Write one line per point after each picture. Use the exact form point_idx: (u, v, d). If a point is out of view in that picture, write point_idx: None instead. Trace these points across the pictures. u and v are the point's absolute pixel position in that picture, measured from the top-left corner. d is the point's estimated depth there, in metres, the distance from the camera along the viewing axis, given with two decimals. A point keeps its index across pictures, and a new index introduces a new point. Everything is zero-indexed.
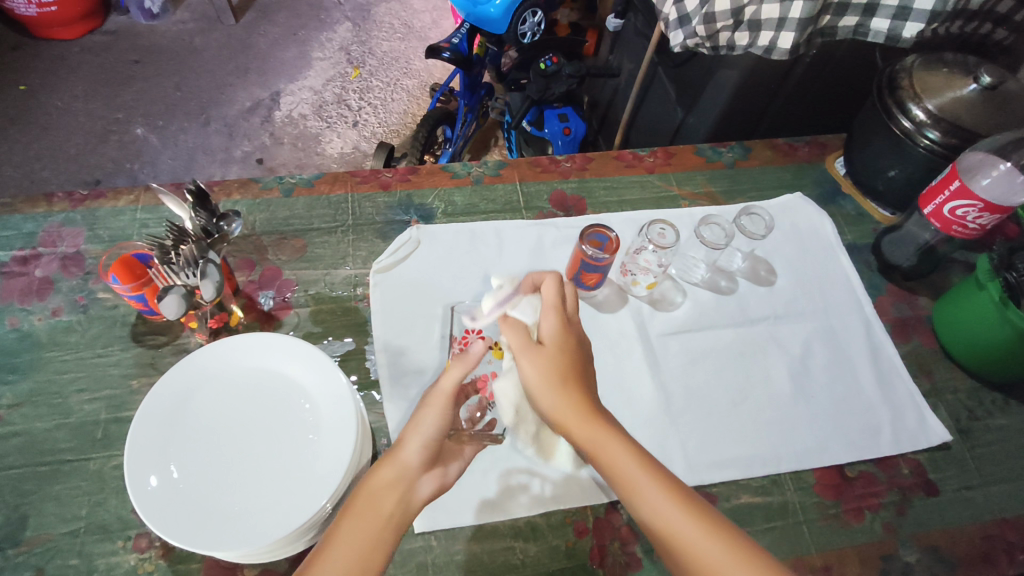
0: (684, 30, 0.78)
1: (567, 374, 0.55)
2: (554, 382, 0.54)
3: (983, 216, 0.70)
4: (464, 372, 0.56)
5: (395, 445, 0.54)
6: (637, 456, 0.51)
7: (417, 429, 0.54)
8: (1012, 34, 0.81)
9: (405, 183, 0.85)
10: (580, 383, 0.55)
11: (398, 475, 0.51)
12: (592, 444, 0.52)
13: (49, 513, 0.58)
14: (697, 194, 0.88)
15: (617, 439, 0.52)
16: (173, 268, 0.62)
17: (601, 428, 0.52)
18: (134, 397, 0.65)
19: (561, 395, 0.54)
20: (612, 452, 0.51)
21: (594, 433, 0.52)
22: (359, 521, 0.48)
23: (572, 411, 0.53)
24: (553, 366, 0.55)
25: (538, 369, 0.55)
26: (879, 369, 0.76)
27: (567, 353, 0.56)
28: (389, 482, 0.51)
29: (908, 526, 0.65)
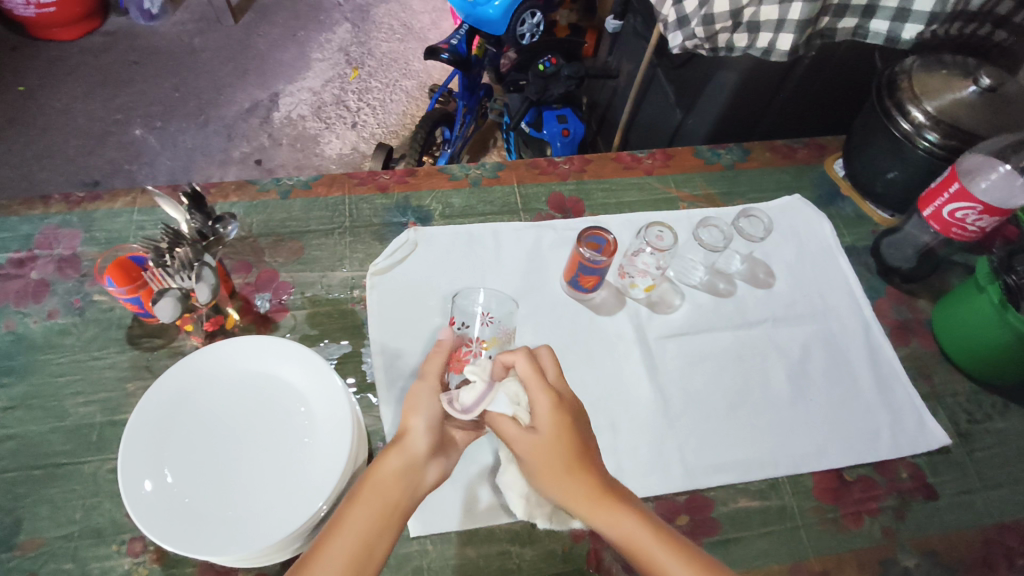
0: (683, 32, 0.78)
1: (573, 456, 0.52)
2: (561, 473, 0.51)
3: (982, 219, 0.69)
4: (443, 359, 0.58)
5: (399, 434, 0.53)
6: (647, 528, 0.49)
7: (420, 410, 0.54)
8: (1012, 36, 0.82)
9: (403, 185, 0.84)
10: (585, 462, 0.52)
11: (406, 462, 0.51)
12: (602, 524, 0.50)
13: (43, 516, 0.58)
14: (695, 196, 0.88)
15: (627, 515, 0.50)
16: (168, 271, 0.62)
17: (610, 506, 0.50)
18: (129, 400, 0.65)
19: (571, 483, 0.51)
20: (623, 527, 0.49)
21: (604, 511, 0.50)
22: (368, 511, 0.48)
23: (583, 495, 0.51)
24: (554, 455, 0.52)
25: (540, 462, 0.52)
26: (878, 372, 0.75)
27: (568, 436, 0.52)
28: (399, 472, 0.50)
29: (907, 530, 0.64)
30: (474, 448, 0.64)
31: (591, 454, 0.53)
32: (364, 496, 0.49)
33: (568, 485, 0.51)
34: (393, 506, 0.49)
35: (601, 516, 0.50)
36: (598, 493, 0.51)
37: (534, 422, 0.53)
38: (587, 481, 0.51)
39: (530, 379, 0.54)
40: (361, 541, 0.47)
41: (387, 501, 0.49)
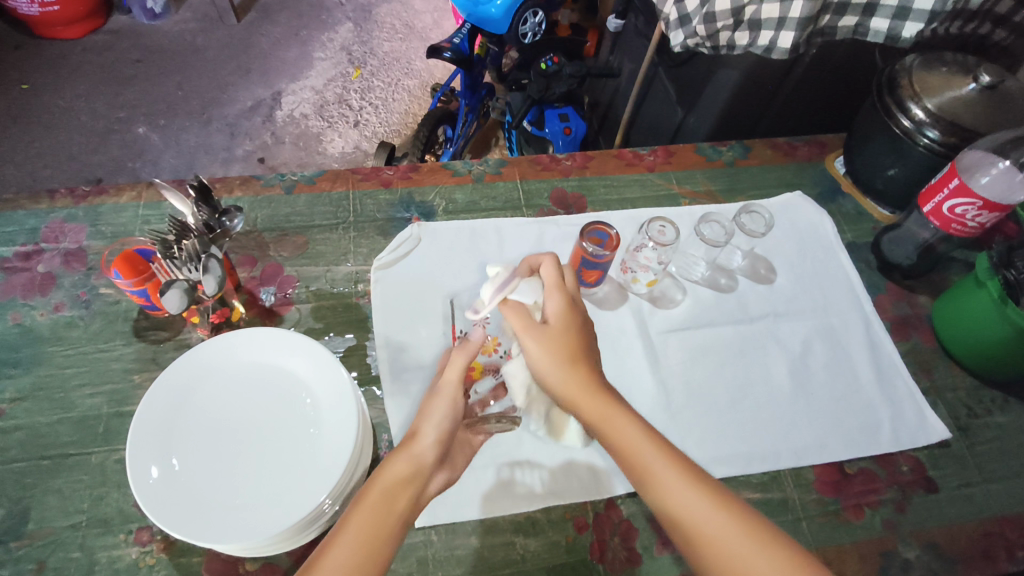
0: (685, 30, 0.79)
1: (577, 351, 0.56)
2: (565, 363, 0.55)
3: (982, 215, 0.70)
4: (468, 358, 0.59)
5: (410, 435, 0.55)
6: (643, 432, 0.52)
7: (431, 420, 0.55)
8: (1011, 35, 0.82)
9: (406, 181, 0.85)
10: (587, 363, 0.56)
11: (412, 469, 0.52)
12: (602, 422, 0.53)
13: (51, 506, 0.58)
14: (697, 192, 0.89)
15: (622, 414, 0.53)
16: (176, 263, 0.62)
17: (610, 405, 0.53)
18: (136, 392, 0.65)
19: (571, 374, 0.54)
20: (622, 434, 0.52)
21: (604, 411, 0.53)
22: (375, 508, 0.49)
23: (586, 391, 0.54)
24: (558, 344, 0.55)
25: (545, 353, 0.55)
26: (879, 366, 0.76)
27: (574, 335, 0.57)
28: (403, 476, 0.51)
29: (908, 523, 0.65)
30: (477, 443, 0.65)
31: (591, 355, 0.57)
32: (369, 497, 0.49)
33: (570, 381, 0.54)
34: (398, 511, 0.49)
35: (599, 415, 0.53)
36: (598, 392, 0.54)
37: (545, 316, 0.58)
38: (588, 379, 0.55)
39: (552, 283, 0.59)
40: (368, 537, 0.47)
41: (393, 501, 0.49)
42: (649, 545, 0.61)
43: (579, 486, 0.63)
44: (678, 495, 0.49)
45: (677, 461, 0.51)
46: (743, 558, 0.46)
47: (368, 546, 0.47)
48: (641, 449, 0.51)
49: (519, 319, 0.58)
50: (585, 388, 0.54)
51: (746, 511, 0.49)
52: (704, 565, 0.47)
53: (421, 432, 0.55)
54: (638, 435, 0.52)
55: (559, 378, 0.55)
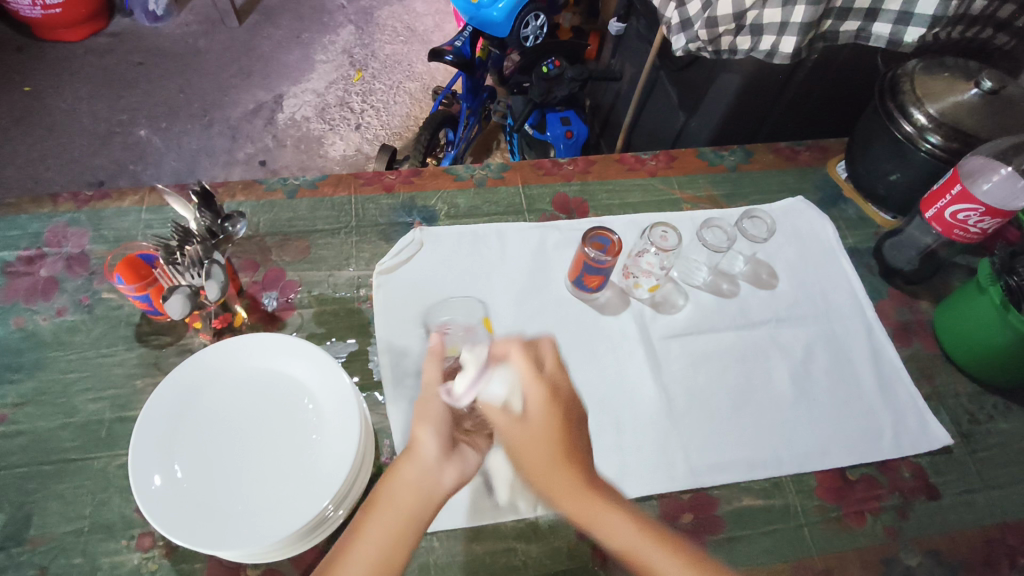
0: (686, 35, 0.79)
1: (561, 451, 0.56)
2: (551, 468, 0.55)
3: (984, 221, 0.70)
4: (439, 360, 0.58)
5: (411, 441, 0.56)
6: (629, 518, 0.54)
7: (429, 420, 0.56)
8: (1013, 39, 0.83)
9: (408, 185, 0.85)
10: (575, 461, 0.56)
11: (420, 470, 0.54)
12: (591, 519, 0.54)
13: (53, 511, 0.58)
14: (698, 197, 0.89)
15: (606, 504, 0.55)
16: (178, 269, 0.63)
17: (597, 503, 0.55)
18: (139, 396, 0.65)
19: (557, 477, 0.55)
20: (610, 525, 0.54)
21: (590, 506, 0.54)
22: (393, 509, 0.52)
23: (573, 489, 0.55)
24: (544, 442, 0.56)
25: (533, 455, 0.56)
26: (881, 372, 0.76)
27: (555, 434, 0.56)
28: (415, 476, 0.53)
29: (909, 530, 0.65)
30: None
31: (574, 451, 0.57)
32: (385, 497, 0.52)
33: (555, 485, 0.55)
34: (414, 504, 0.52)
35: (587, 512, 0.54)
36: (584, 493, 0.55)
37: (526, 411, 0.57)
38: (574, 483, 0.55)
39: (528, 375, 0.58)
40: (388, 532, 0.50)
41: (409, 500, 0.52)
42: None
43: None
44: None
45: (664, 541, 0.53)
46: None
47: (387, 541, 0.50)
48: (627, 537, 0.53)
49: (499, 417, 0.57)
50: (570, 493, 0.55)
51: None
52: None
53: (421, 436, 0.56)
54: (623, 525, 0.54)
55: (546, 481, 0.55)
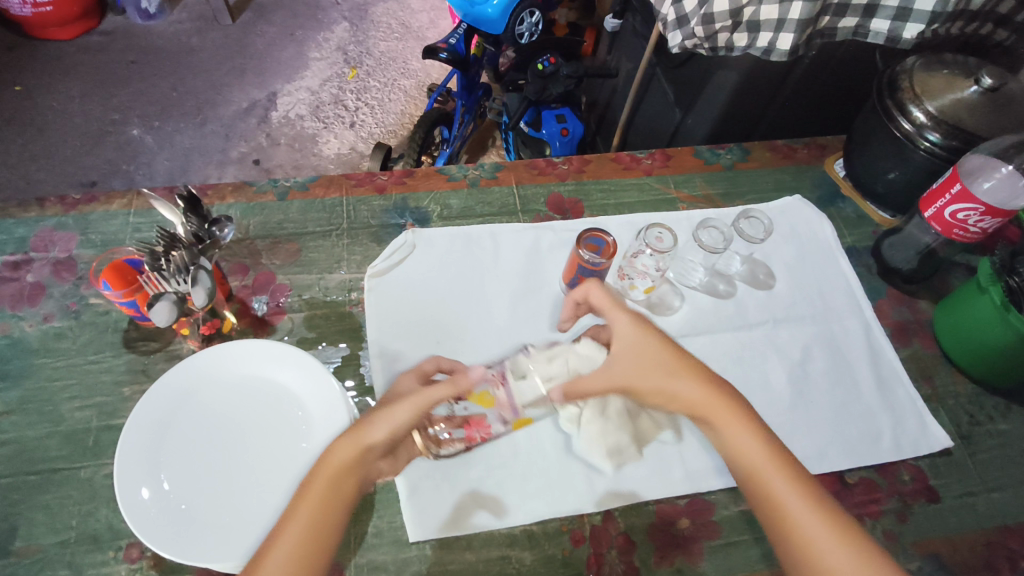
0: (683, 31, 0.76)
1: (673, 359, 0.57)
2: (667, 371, 0.57)
3: (984, 220, 0.69)
4: (455, 391, 0.54)
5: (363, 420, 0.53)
6: (757, 433, 0.54)
7: (390, 420, 0.52)
8: (1013, 35, 0.81)
9: (400, 186, 0.84)
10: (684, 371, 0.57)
11: (357, 458, 0.51)
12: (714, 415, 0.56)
13: (39, 522, 0.57)
14: (695, 197, 0.87)
15: (733, 408, 0.56)
16: (164, 275, 0.61)
17: (724, 403, 0.56)
18: (126, 404, 0.64)
19: (680, 380, 0.57)
20: (733, 427, 0.55)
21: (716, 403, 0.56)
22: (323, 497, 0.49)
23: (702, 386, 0.56)
24: (655, 355, 0.58)
25: (636, 364, 0.57)
26: (880, 374, 0.75)
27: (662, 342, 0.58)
28: (347, 467, 0.51)
29: (909, 534, 0.64)
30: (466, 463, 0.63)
31: (693, 357, 0.58)
32: (317, 488, 0.50)
33: (677, 385, 0.57)
34: (344, 500, 0.50)
35: (714, 411, 0.56)
36: (712, 392, 0.56)
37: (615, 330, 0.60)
38: (698, 381, 0.57)
39: (607, 306, 0.61)
40: (311, 532, 0.48)
41: (338, 496, 0.50)
42: (647, 558, 0.60)
43: (575, 499, 0.62)
44: (782, 501, 0.51)
45: (783, 462, 0.53)
46: (828, 567, 0.48)
47: (305, 545, 0.48)
48: (748, 446, 0.54)
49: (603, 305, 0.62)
50: (702, 387, 0.56)
51: (847, 523, 0.50)
52: (789, 556, 0.50)
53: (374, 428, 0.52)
54: (743, 432, 0.54)
55: (664, 382, 0.57)
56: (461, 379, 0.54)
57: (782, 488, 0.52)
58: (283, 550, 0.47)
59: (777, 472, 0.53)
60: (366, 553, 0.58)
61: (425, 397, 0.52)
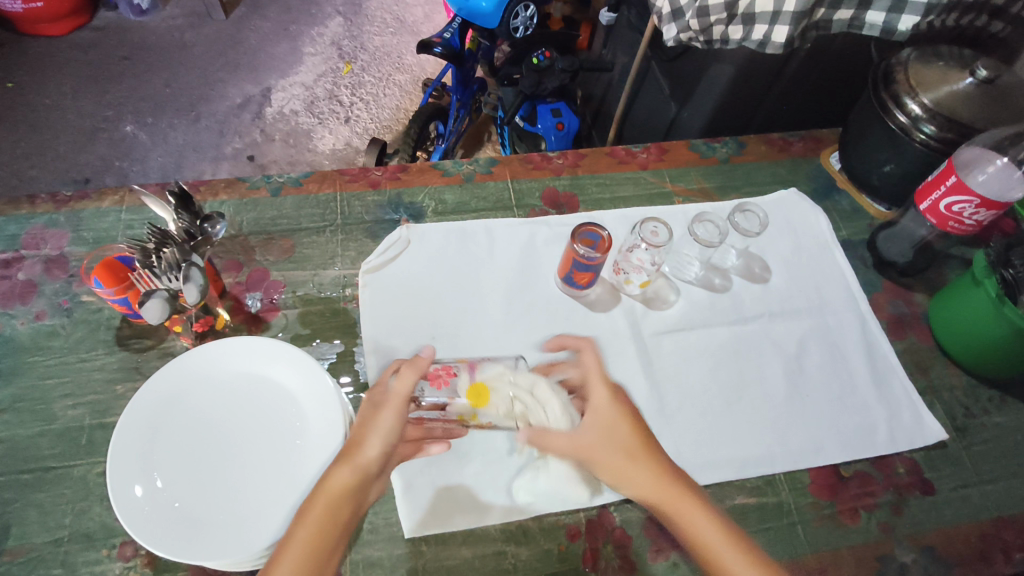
0: (678, 24, 0.78)
1: (635, 439, 0.56)
2: (625, 458, 0.55)
3: (980, 212, 0.69)
4: (418, 375, 0.56)
5: (355, 440, 0.53)
6: (718, 525, 0.53)
7: (379, 431, 0.53)
8: (1008, 26, 0.81)
9: (395, 182, 0.83)
10: (651, 454, 0.56)
11: (357, 479, 0.51)
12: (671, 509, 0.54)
13: (32, 521, 0.57)
14: (691, 190, 0.87)
15: (692, 499, 0.54)
16: (155, 272, 0.60)
17: (681, 494, 0.54)
18: (119, 402, 0.64)
19: (636, 469, 0.55)
20: (694, 519, 0.53)
21: (672, 496, 0.54)
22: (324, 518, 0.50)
23: (658, 473, 0.55)
24: (613, 440, 0.56)
25: (602, 446, 0.56)
26: (876, 368, 0.75)
27: (628, 421, 0.57)
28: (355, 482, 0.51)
29: (904, 526, 0.64)
30: (462, 460, 0.63)
31: (648, 440, 0.56)
32: (314, 513, 0.50)
33: (633, 472, 0.55)
34: (342, 523, 0.50)
35: (668, 497, 0.54)
36: (665, 478, 0.55)
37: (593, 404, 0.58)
38: (652, 466, 0.55)
39: (589, 374, 0.60)
40: (311, 554, 0.48)
41: (336, 521, 0.50)
42: (643, 553, 0.60)
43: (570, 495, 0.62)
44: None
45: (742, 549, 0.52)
46: None
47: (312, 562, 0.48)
48: (708, 535, 0.53)
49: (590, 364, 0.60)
50: (657, 477, 0.54)
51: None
52: None
53: (367, 443, 0.53)
54: (703, 519, 0.53)
55: (624, 469, 0.55)
56: (415, 360, 0.57)
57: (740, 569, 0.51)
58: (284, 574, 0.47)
59: (731, 549, 0.52)
60: (361, 550, 0.58)
61: (401, 397, 0.54)
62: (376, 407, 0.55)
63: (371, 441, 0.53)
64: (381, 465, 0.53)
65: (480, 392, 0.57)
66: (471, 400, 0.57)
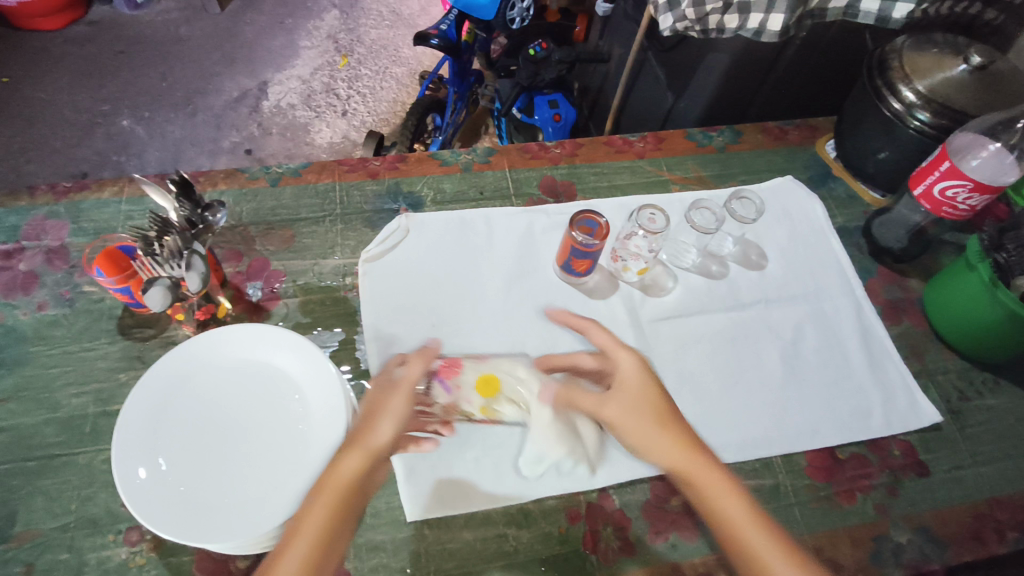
0: (674, 14, 0.77)
1: (659, 407, 0.58)
2: (651, 423, 0.57)
3: (973, 197, 0.69)
4: (427, 364, 0.60)
5: (364, 426, 0.54)
6: (744, 503, 0.53)
7: (391, 415, 0.55)
8: (1002, 14, 0.82)
9: (393, 171, 0.84)
10: (677, 424, 0.57)
11: (367, 463, 0.52)
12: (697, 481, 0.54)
13: (38, 508, 0.58)
14: (687, 178, 0.88)
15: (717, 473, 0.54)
16: (157, 261, 0.61)
17: (706, 465, 0.55)
18: (122, 391, 0.65)
19: (663, 434, 0.56)
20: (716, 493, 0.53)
21: (700, 467, 0.55)
22: (329, 511, 0.49)
23: (683, 444, 0.56)
24: (645, 403, 0.58)
25: (634, 411, 0.58)
26: (870, 353, 0.76)
27: (658, 394, 0.59)
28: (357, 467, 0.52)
29: (899, 507, 0.65)
30: (463, 446, 0.64)
31: (677, 412, 0.58)
32: (324, 499, 0.50)
33: (660, 438, 0.56)
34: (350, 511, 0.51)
35: (692, 466, 0.55)
36: (692, 450, 0.56)
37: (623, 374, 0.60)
38: (679, 435, 0.56)
39: (611, 347, 0.63)
40: (320, 539, 0.48)
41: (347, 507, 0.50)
42: (643, 534, 0.61)
43: (570, 477, 0.63)
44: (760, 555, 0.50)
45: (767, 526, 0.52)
46: None
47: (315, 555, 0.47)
48: (730, 509, 0.53)
49: (608, 338, 0.64)
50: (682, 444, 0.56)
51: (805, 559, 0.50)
52: None
53: (377, 428, 0.54)
54: (725, 491, 0.53)
55: (653, 434, 0.56)
56: (423, 353, 0.61)
57: (764, 550, 0.50)
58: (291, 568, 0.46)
59: (757, 528, 0.52)
60: (365, 533, 0.59)
61: (410, 382, 0.57)
62: (384, 394, 0.57)
63: (380, 426, 0.54)
64: (389, 451, 0.54)
65: (490, 382, 0.63)
66: (480, 391, 0.63)
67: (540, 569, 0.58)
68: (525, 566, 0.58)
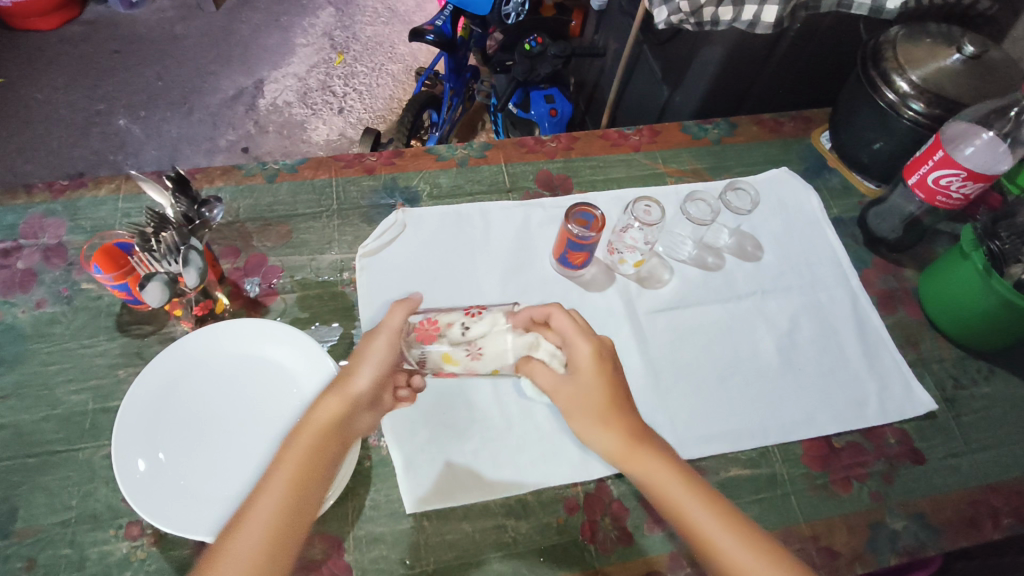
0: (668, 7, 0.76)
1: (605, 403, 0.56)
2: (598, 418, 0.56)
3: (966, 185, 0.69)
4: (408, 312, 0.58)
5: (347, 372, 0.55)
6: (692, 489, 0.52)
7: (373, 361, 0.55)
8: (995, 5, 0.83)
9: (390, 166, 0.84)
10: (619, 413, 0.55)
11: (344, 408, 0.53)
12: (642, 473, 0.54)
13: (39, 504, 0.58)
14: (683, 171, 0.88)
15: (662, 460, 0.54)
16: (155, 256, 0.61)
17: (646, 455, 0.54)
18: (122, 387, 0.65)
19: (605, 432, 0.55)
20: (661, 479, 0.53)
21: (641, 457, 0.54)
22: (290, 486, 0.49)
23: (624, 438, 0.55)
24: (587, 401, 0.56)
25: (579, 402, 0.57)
26: (866, 342, 0.76)
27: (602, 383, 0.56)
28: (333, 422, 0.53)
29: (895, 494, 0.65)
30: (462, 441, 0.64)
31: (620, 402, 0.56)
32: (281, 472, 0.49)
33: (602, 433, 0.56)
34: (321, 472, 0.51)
35: (636, 460, 0.54)
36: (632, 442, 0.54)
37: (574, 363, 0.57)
38: (621, 428, 0.55)
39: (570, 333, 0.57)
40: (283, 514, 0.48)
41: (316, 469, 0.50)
42: (639, 523, 0.61)
43: (568, 468, 0.64)
44: (705, 533, 0.50)
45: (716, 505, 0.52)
46: None
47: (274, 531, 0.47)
48: (675, 492, 0.52)
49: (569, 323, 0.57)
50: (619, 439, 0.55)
51: (770, 543, 0.50)
52: None
53: (358, 375, 0.55)
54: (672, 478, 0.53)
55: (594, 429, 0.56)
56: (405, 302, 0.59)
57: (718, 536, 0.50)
58: (263, 511, 0.47)
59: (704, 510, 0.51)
60: (364, 526, 0.59)
61: (396, 327, 0.56)
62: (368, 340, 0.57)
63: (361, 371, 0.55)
64: (370, 396, 0.55)
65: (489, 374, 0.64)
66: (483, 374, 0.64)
67: (539, 559, 0.59)
68: (525, 556, 0.59)
